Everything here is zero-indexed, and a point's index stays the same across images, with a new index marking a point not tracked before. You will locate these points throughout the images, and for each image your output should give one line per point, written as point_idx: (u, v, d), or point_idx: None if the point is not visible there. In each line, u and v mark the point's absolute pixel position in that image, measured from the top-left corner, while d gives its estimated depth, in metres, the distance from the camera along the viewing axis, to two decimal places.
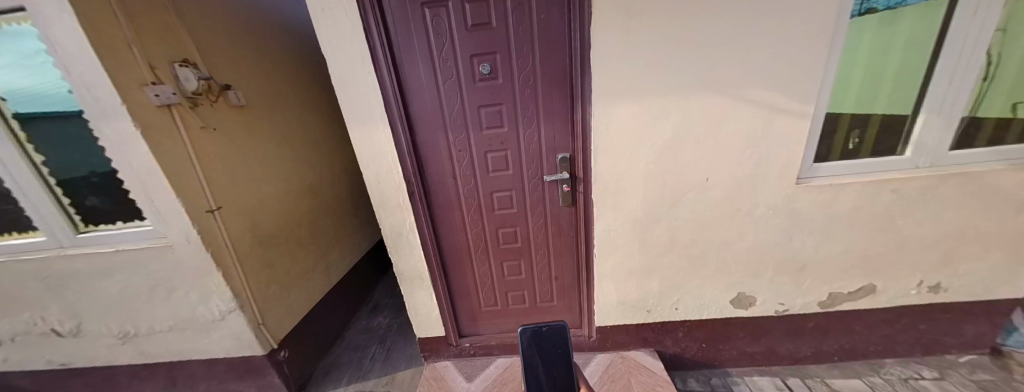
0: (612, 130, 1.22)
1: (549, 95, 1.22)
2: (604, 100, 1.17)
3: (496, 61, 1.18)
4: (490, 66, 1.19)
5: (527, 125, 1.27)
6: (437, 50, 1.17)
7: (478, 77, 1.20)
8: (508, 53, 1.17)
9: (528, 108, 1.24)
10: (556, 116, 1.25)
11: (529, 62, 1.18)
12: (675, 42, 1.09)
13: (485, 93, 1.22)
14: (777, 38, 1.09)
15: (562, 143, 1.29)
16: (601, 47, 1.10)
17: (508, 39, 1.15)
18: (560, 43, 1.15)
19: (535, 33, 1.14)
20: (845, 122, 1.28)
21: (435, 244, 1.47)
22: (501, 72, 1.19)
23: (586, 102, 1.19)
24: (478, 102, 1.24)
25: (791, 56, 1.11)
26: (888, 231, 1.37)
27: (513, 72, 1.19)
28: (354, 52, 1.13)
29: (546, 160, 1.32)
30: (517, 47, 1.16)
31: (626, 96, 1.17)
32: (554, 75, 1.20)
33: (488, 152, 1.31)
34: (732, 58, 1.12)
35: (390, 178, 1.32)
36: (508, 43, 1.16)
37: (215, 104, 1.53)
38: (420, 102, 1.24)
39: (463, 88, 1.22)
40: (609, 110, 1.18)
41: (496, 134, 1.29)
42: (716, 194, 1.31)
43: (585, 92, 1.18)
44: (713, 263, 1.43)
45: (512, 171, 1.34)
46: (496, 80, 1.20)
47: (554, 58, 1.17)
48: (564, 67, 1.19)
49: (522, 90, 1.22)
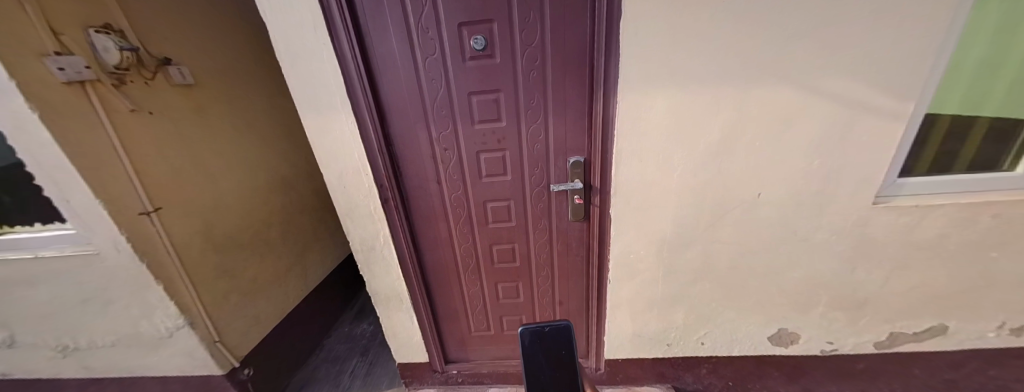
0: (642, 130, 0.94)
1: (562, 81, 0.93)
2: (632, 89, 0.88)
3: (495, 34, 0.89)
4: (486, 41, 0.89)
5: (530, 121, 0.99)
6: (414, 17, 0.87)
7: (469, 56, 0.91)
8: (511, 23, 0.87)
9: (534, 97, 0.96)
10: (569, 109, 0.96)
11: (536, 36, 0.88)
12: (736, 11, 0.80)
13: (478, 78, 0.94)
14: (876, 10, 0.80)
15: (575, 143, 1.01)
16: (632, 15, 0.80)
17: (512, 3, 0.85)
18: (580, 9, 0.85)
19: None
20: (943, 126, 0.99)
21: (416, 259, 1.22)
22: (500, 50, 0.90)
23: (610, 91, 0.91)
24: (469, 89, 0.95)
25: (890, 37, 0.82)
26: (977, 265, 1.09)
27: (516, 50, 0.90)
28: (303, 16, 0.84)
29: (554, 164, 1.04)
30: (521, 16, 0.86)
31: (662, 85, 0.88)
32: (569, 55, 0.90)
33: (482, 154, 1.04)
34: (811, 36, 0.83)
35: (358, 183, 1.06)
36: (510, 9, 0.86)
37: (150, 83, 1.25)
38: (394, 88, 0.96)
39: (450, 70, 0.93)
40: (639, 103, 0.90)
41: (491, 131, 1.01)
42: (767, 213, 1.04)
43: (608, 78, 0.90)
44: (752, 294, 1.18)
45: (510, 177, 1.07)
46: (494, 60, 0.91)
47: (570, 30, 0.87)
48: (583, 45, 0.89)
49: (527, 73, 0.93)
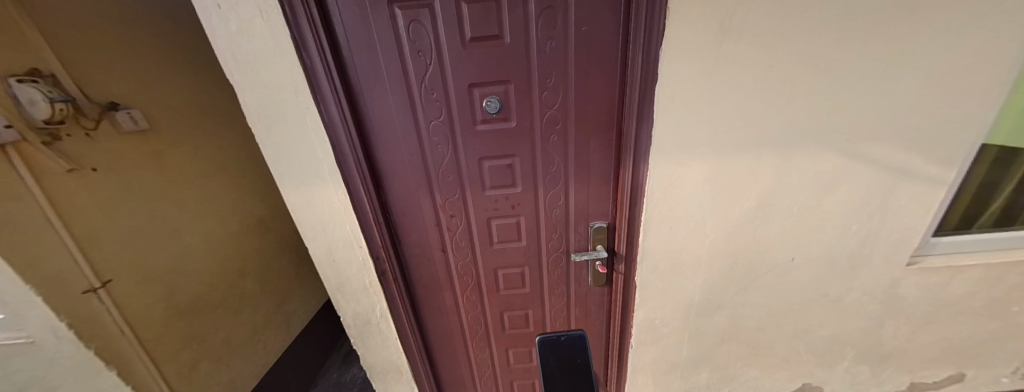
0: (674, 199, 0.84)
1: (585, 145, 0.83)
2: (666, 157, 0.78)
3: (511, 95, 0.77)
4: (501, 102, 0.77)
5: (549, 186, 0.88)
6: (416, 76, 0.74)
7: (480, 118, 0.79)
8: (530, 84, 0.76)
9: (553, 162, 0.85)
10: (593, 174, 0.86)
11: (558, 99, 0.77)
12: (786, 75, 0.70)
13: (491, 142, 0.82)
14: (929, 76, 0.73)
15: (597, 209, 0.92)
16: (671, 80, 0.69)
17: (531, 63, 0.74)
18: (609, 70, 0.75)
19: (573, 54, 0.73)
20: (987, 160, 0.90)
21: (418, 330, 1.09)
22: (517, 112, 0.79)
23: (640, 159, 0.79)
24: (480, 154, 0.83)
25: (940, 105, 0.76)
26: (1000, 318, 1.07)
27: (535, 113, 0.79)
28: (282, 79, 0.69)
29: (573, 229, 0.95)
30: (543, 76, 0.75)
31: (699, 153, 0.77)
32: (595, 119, 0.80)
33: (494, 220, 0.93)
34: (861, 103, 0.75)
35: (350, 257, 0.91)
36: (529, 69, 0.74)
37: (91, 135, 1.05)
38: (392, 154, 0.82)
39: (458, 134, 0.81)
40: (674, 171, 0.80)
41: (505, 197, 0.89)
42: (801, 275, 0.97)
43: (639, 146, 0.78)
44: (779, 352, 1.12)
45: (525, 243, 0.96)
46: (509, 124, 0.80)
47: (596, 92, 0.77)
48: (610, 108, 0.79)
49: (547, 137, 0.82)
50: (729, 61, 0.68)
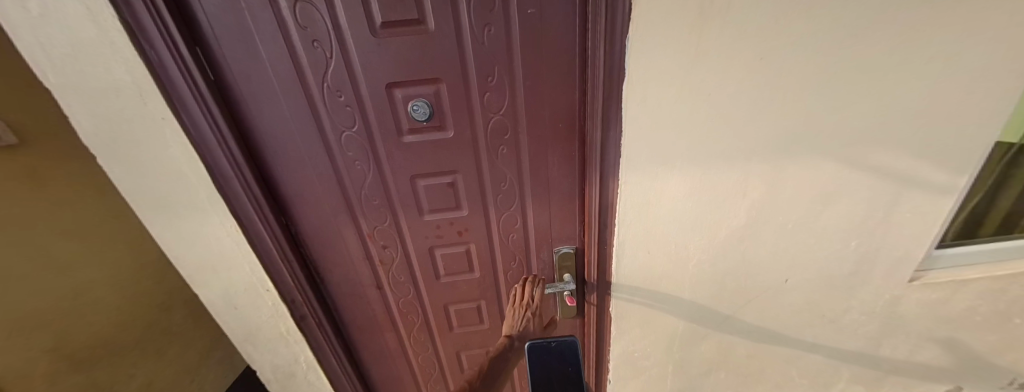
0: (647, 220, 0.69)
1: (542, 159, 0.68)
2: (639, 173, 0.63)
3: (444, 98, 0.61)
4: (433, 108, 0.62)
5: (501, 207, 0.74)
6: (315, 75, 0.56)
7: (408, 128, 0.63)
8: (468, 86, 0.61)
9: (505, 180, 0.71)
10: (553, 193, 0.72)
11: (505, 102, 0.62)
12: (790, 70, 0.53)
13: (425, 156, 0.66)
14: (986, 71, 0.56)
15: (562, 232, 0.78)
16: (647, 80, 0.53)
17: (466, 57, 0.58)
18: (566, 67, 0.59)
19: (519, 45, 0.57)
20: (994, 163, 0.80)
21: (359, 377, 0.92)
22: (453, 119, 0.63)
23: (607, 176, 0.65)
24: (412, 171, 0.67)
25: (971, 105, 0.61)
26: (1001, 331, 0.98)
27: (477, 119, 0.64)
28: (122, 82, 0.50)
29: (534, 254, 0.81)
30: (482, 74, 0.59)
31: (680, 169, 0.63)
32: (552, 126, 0.65)
33: (438, 248, 0.77)
34: (888, 106, 0.59)
35: (255, 302, 0.73)
36: (464, 65, 0.58)
37: None
38: (297, 175, 0.65)
39: (382, 149, 0.64)
40: (650, 190, 0.65)
41: (449, 221, 0.74)
42: (795, 298, 0.85)
43: (603, 162, 0.63)
44: (771, 377, 1.01)
45: (479, 273, 0.82)
46: (445, 134, 0.64)
47: (551, 95, 0.62)
48: (570, 114, 0.64)
49: (495, 149, 0.67)
50: (734, 55, 0.51)
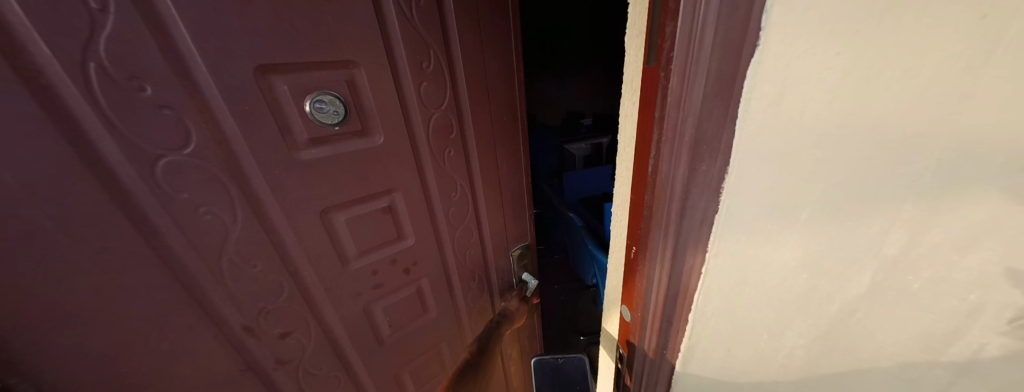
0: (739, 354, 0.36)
1: (491, 155, 0.60)
2: (742, 271, 0.29)
3: (364, 92, 0.42)
4: (345, 105, 0.41)
5: (454, 224, 0.60)
6: (63, 50, 0.26)
7: (307, 139, 0.40)
8: (397, 74, 0.44)
9: (456, 186, 0.57)
10: (505, 192, 0.65)
11: (445, 96, 0.49)
12: None
13: (341, 179, 0.44)
14: None
15: (513, 232, 0.71)
16: (854, 73, 0.18)
17: (391, 35, 0.42)
18: (504, 52, 0.54)
19: (456, 21, 0.46)
20: None
21: None
22: (380, 121, 0.44)
23: (681, 283, 0.30)
24: (325, 206, 0.43)
25: None
26: None
27: (412, 121, 0.47)
28: None
29: (492, 272, 0.71)
30: (415, 61, 0.45)
31: (917, 295, 0.24)
32: (497, 122, 0.58)
33: (377, 304, 0.55)
34: None
35: None
36: (389, 47, 0.42)
37: None
38: (38, 279, 0.29)
39: (256, 180, 0.38)
40: (772, 310, 0.31)
41: (390, 259, 0.54)
42: None
43: (678, 244, 0.27)
44: None
45: (434, 313, 0.65)
46: (374, 140, 0.44)
47: (494, 82, 0.55)
48: (509, 103, 0.58)
49: (442, 152, 0.53)
50: None
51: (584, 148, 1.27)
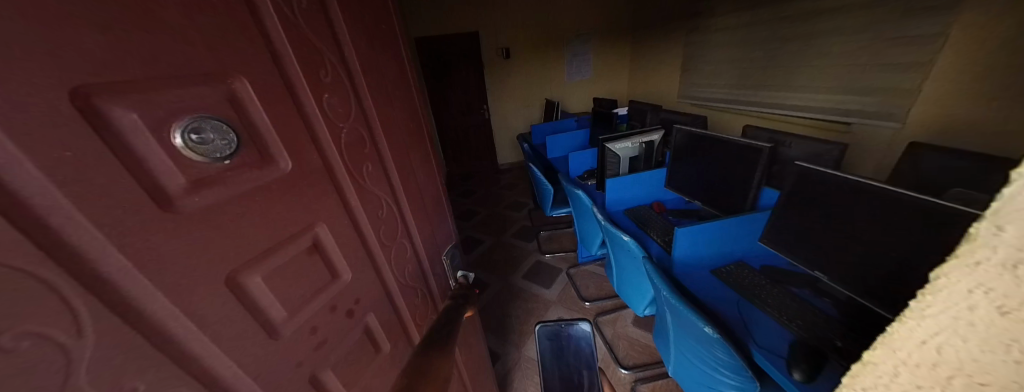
0: None
1: (405, 163, 0.49)
2: None
3: (254, 108, 0.27)
4: (234, 133, 0.25)
5: (388, 244, 0.45)
6: None
7: (186, 185, 0.22)
8: (289, 80, 0.30)
9: (382, 206, 0.43)
10: (426, 201, 0.56)
11: (348, 102, 0.37)
12: None
13: (244, 231, 0.27)
14: None
15: (439, 236, 0.61)
16: None
17: (267, 27, 0.28)
18: (384, 42, 0.45)
19: (338, 9, 0.36)
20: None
21: None
22: (283, 143, 0.29)
23: None
24: (236, 269, 0.26)
25: None
26: None
27: (320, 137, 0.33)
28: None
29: (431, 290, 0.57)
30: (303, 60, 0.32)
31: None
32: (399, 121, 0.48)
33: (327, 366, 0.36)
34: None
35: None
36: (269, 46, 0.28)
37: None
38: None
39: (139, 287, 0.21)
40: None
41: (329, 306, 0.35)
42: None
43: None
44: None
45: (392, 356, 0.48)
46: (280, 168, 0.29)
47: (388, 82, 0.45)
48: (404, 105, 0.49)
49: (353, 159, 0.38)
50: None
51: (629, 148, 1.12)
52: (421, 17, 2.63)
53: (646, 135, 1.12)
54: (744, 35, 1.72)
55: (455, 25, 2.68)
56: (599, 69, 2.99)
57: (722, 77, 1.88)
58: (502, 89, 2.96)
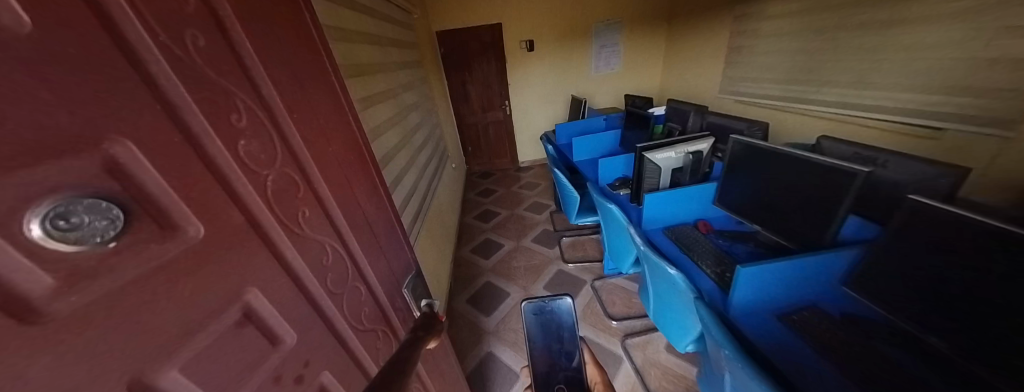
0: None
1: (351, 203, 0.41)
2: None
3: (145, 172, 0.22)
4: (117, 207, 0.21)
5: (337, 291, 0.39)
6: None
7: (55, 285, 0.18)
8: (187, 130, 0.25)
9: (327, 253, 0.37)
10: (383, 240, 0.48)
11: (273, 144, 0.31)
12: None
13: (145, 316, 0.23)
14: None
15: (396, 266, 0.52)
16: None
17: (153, 72, 0.23)
18: (309, 56, 0.36)
19: (245, 32, 0.29)
20: None
21: None
22: (188, 205, 0.25)
23: None
24: (141, 369, 0.22)
25: None
26: None
27: (239, 191, 0.28)
28: None
29: (394, 329, 0.50)
30: (204, 103, 0.26)
31: None
32: (344, 153, 0.40)
33: None
34: None
35: None
36: (156, 95, 0.23)
37: None
38: None
39: None
40: None
41: (272, 377, 0.31)
42: None
43: None
44: None
45: None
46: (190, 235, 0.24)
47: (325, 114, 0.37)
48: (348, 131, 0.41)
49: (274, 209, 0.31)
50: None
51: (672, 159, 0.99)
52: (444, 10, 2.52)
53: (692, 144, 0.98)
54: (801, 24, 1.50)
55: (479, 16, 2.55)
56: (631, 61, 2.78)
57: (775, 72, 1.67)
58: (524, 83, 2.83)
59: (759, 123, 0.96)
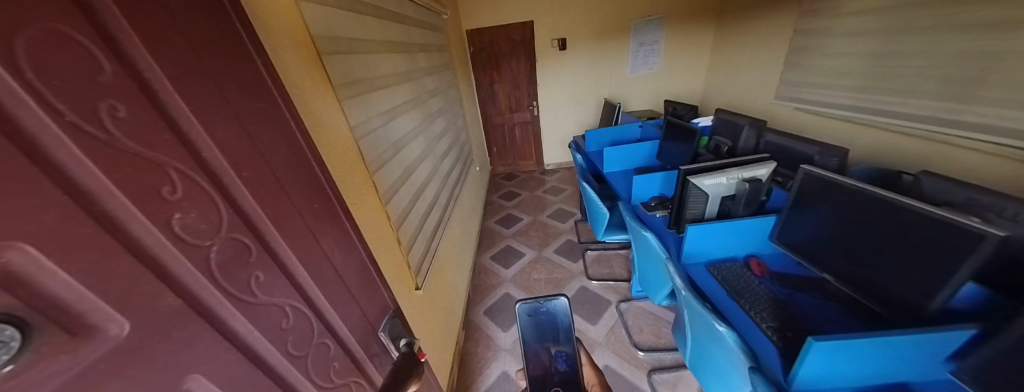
0: None
1: (319, 257, 0.35)
2: None
3: (47, 274, 0.17)
4: (11, 327, 0.16)
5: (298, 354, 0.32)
6: None
7: None
8: (98, 212, 0.19)
9: (287, 315, 0.31)
10: (358, 290, 0.42)
11: (219, 211, 0.25)
12: None
13: None
14: None
15: (373, 310, 0.45)
16: None
17: (48, 148, 0.17)
18: (259, 106, 0.31)
19: (177, 91, 0.24)
20: None
21: None
22: (108, 301, 0.19)
23: None
24: None
25: None
26: None
27: (173, 272, 0.22)
28: None
29: (368, 379, 0.43)
30: (125, 181, 0.20)
31: None
32: (305, 205, 0.34)
33: None
34: None
35: None
36: (57, 180, 0.17)
37: None
38: None
39: None
40: None
41: None
42: None
43: None
44: None
45: None
46: (112, 336, 0.19)
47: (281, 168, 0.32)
48: (310, 179, 0.36)
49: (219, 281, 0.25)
50: None
51: (722, 185, 0.86)
52: (477, 8, 2.45)
53: (748, 169, 0.85)
54: (884, 23, 1.28)
55: (513, 12, 2.45)
56: (672, 62, 2.58)
57: (847, 77, 1.45)
58: (555, 83, 2.71)
59: (836, 149, 0.81)
